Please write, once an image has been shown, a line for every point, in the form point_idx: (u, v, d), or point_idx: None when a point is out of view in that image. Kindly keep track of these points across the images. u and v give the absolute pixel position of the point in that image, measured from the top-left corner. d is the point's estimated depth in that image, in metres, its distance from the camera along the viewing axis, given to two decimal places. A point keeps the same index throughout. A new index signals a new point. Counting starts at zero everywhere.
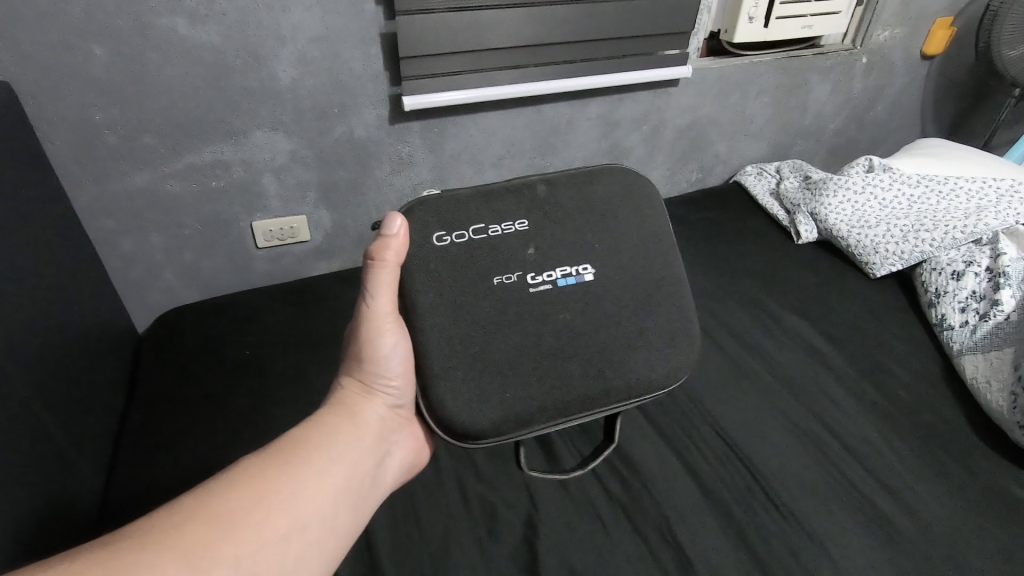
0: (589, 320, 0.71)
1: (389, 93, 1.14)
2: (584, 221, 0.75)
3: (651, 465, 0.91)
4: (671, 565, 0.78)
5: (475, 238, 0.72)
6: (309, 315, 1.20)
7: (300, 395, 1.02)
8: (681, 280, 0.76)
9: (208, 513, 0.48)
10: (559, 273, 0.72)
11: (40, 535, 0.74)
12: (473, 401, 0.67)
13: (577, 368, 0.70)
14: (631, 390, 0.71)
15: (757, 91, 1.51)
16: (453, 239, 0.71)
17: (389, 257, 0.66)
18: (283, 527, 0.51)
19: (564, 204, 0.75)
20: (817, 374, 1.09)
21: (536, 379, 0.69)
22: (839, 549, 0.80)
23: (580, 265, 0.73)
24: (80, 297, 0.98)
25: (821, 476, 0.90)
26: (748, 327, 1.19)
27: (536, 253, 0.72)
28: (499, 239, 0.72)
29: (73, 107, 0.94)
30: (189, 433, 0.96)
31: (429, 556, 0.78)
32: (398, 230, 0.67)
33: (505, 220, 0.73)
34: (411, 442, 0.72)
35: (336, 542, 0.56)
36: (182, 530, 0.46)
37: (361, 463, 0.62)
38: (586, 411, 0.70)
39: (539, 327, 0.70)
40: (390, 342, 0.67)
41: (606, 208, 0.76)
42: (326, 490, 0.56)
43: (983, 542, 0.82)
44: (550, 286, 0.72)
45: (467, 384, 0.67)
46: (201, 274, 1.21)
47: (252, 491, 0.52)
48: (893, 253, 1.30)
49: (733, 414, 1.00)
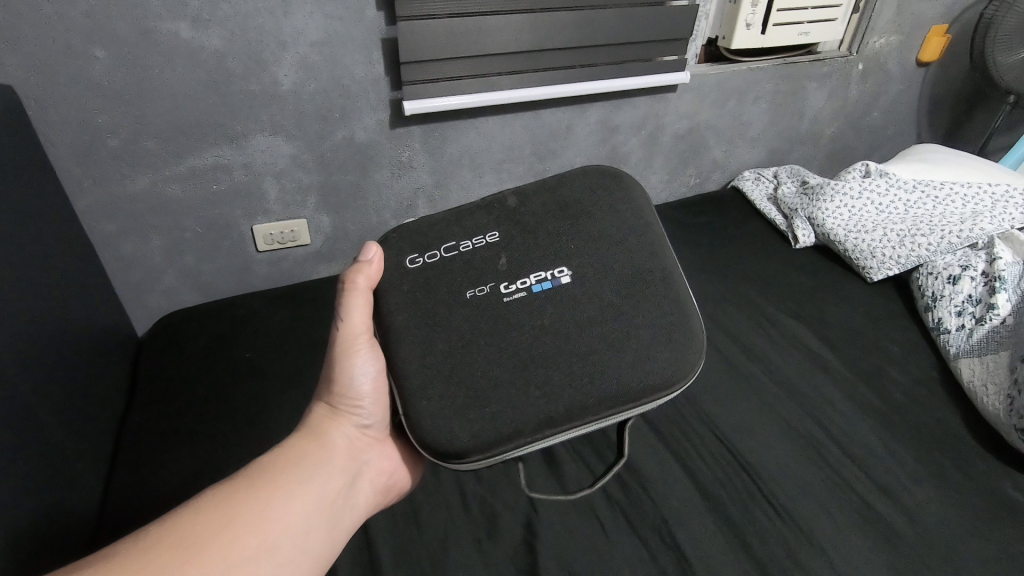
0: (574, 323, 0.69)
1: (390, 97, 1.15)
2: (562, 223, 0.75)
3: (649, 467, 0.92)
4: (670, 566, 0.78)
5: (446, 256, 0.73)
6: (309, 318, 1.21)
7: (298, 398, 1.03)
8: (672, 272, 0.73)
9: (177, 537, 0.49)
10: (533, 279, 0.72)
11: (36, 537, 0.74)
12: (450, 419, 0.66)
13: (566, 374, 0.67)
14: (631, 389, 0.67)
15: (754, 97, 1.52)
16: (425, 260, 0.73)
17: (361, 281, 0.70)
18: (252, 546, 0.52)
19: (538, 211, 0.76)
20: (814, 377, 1.09)
21: (518, 391, 0.66)
22: (836, 551, 0.81)
23: (556, 269, 0.72)
24: (81, 300, 0.99)
25: (818, 478, 0.91)
26: (746, 331, 1.20)
27: (508, 263, 0.73)
28: (470, 254, 0.73)
29: (76, 112, 0.95)
30: (190, 435, 0.97)
31: (429, 558, 0.79)
32: (372, 254, 0.72)
33: (475, 235, 0.75)
34: (386, 461, 0.72)
35: (309, 562, 0.56)
36: (149, 555, 0.46)
37: (331, 483, 0.62)
38: (581, 420, 0.66)
39: (520, 334, 0.69)
40: (358, 363, 0.69)
41: (583, 210, 0.75)
42: (295, 510, 0.57)
43: (980, 544, 0.82)
44: (524, 293, 0.71)
45: (443, 401, 0.67)
46: (202, 277, 1.22)
47: (221, 512, 0.52)
48: (890, 257, 1.32)
49: (730, 416, 1.00)
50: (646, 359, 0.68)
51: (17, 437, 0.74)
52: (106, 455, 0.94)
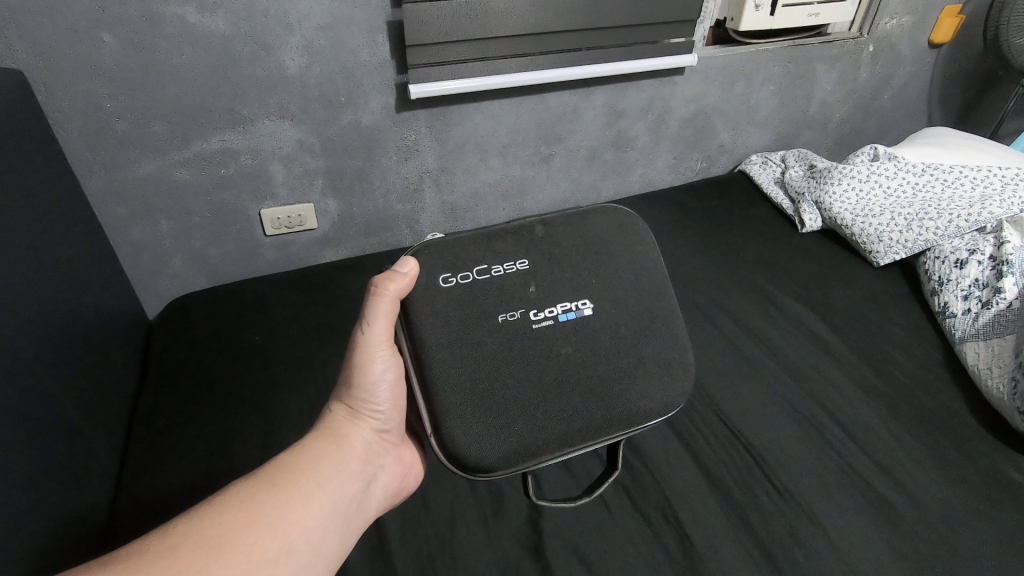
0: (589, 349, 0.71)
1: (396, 81, 1.14)
2: (581, 260, 0.75)
3: (653, 448, 0.93)
4: (674, 546, 0.80)
5: (479, 279, 0.71)
6: (318, 303, 1.22)
7: (308, 381, 1.05)
8: (674, 312, 0.76)
9: (202, 534, 0.50)
10: (559, 308, 0.72)
11: (52, 513, 0.76)
12: (484, 439, 0.66)
13: (581, 399, 0.69)
14: (634, 416, 0.71)
15: (762, 80, 1.51)
16: (458, 280, 0.71)
17: (390, 289, 0.67)
18: (270, 550, 0.53)
19: (563, 244, 0.75)
20: (819, 362, 1.09)
21: (545, 418, 0.68)
22: (838, 531, 0.82)
23: (580, 300, 0.73)
24: (93, 284, 1.00)
25: (820, 458, 0.92)
26: (751, 315, 1.20)
27: (536, 290, 0.72)
28: (501, 279, 0.72)
29: (85, 97, 0.96)
30: (199, 418, 0.98)
31: (437, 533, 0.81)
32: (409, 269, 0.68)
33: (506, 260, 0.73)
34: (398, 466, 0.73)
35: (323, 565, 0.57)
36: (175, 552, 0.48)
37: (346, 488, 0.63)
38: (591, 440, 0.70)
39: (542, 361, 0.70)
40: (381, 368, 0.69)
41: (601, 247, 0.76)
42: (313, 513, 0.58)
43: (979, 525, 0.83)
44: (551, 321, 0.72)
45: (478, 420, 0.67)
46: (210, 261, 1.23)
47: (241, 513, 0.53)
48: (898, 241, 1.31)
49: (735, 399, 1.01)
50: (647, 391, 0.72)
51: (32, 416, 0.76)
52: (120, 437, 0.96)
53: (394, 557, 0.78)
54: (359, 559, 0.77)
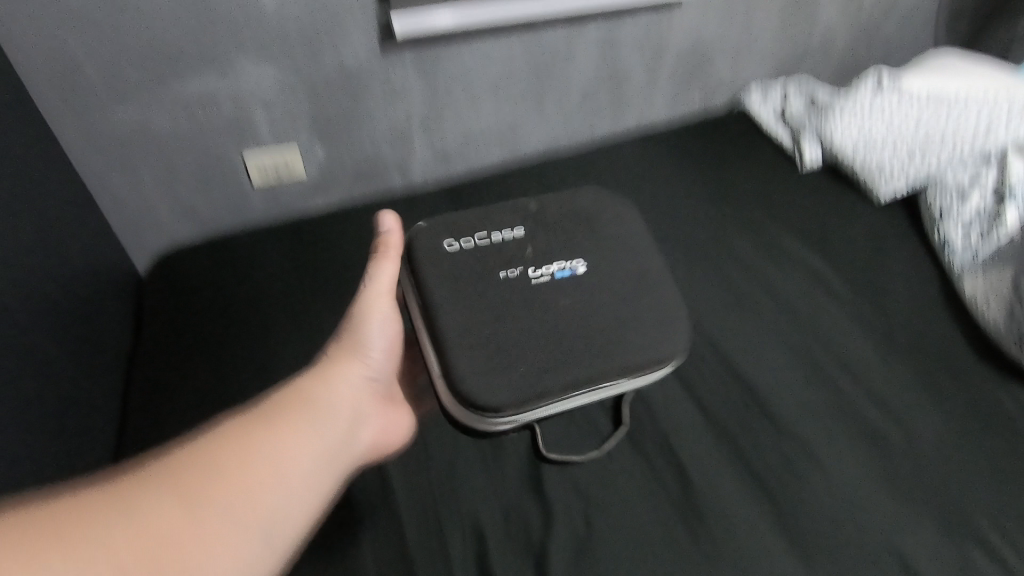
0: (587, 304, 0.76)
1: (380, 17, 1.09)
2: (573, 227, 0.83)
3: (651, 385, 0.93)
4: (670, 481, 0.81)
5: (479, 244, 0.79)
6: (309, 255, 1.18)
7: (299, 338, 1.04)
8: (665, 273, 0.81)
9: (202, 457, 0.54)
10: (555, 267, 0.78)
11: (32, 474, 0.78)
12: (490, 377, 0.69)
13: (581, 349, 0.72)
14: (634, 364, 0.73)
15: (766, 7, 1.44)
16: (460, 245, 0.78)
17: (389, 248, 0.74)
18: (262, 476, 0.56)
19: (553, 217, 0.84)
20: (817, 298, 1.09)
21: (547, 361, 0.71)
22: (832, 462, 0.83)
23: (574, 260, 0.79)
24: (77, 238, 0.98)
25: (817, 393, 0.92)
26: (750, 253, 1.19)
27: (534, 251, 0.79)
28: (499, 243, 0.79)
29: (50, 40, 0.91)
30: (191, 378, 0.99)
31: (439, 474, 0.82)
32: (392, 223, 0.75)
33: (503, 228, 0.81)
34: (388, 418, 0.75)
35: (313, 497, 0.59)
36: (178, 469, 0.52)
37: (338, 428, 0.65)
38: (594, 385, 0.71)
39: (541, 315, 0.74)
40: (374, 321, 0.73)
41: (590, 220, 0.84)
42: (304, 447, 0.60)
43: (969, 454, 0.85)
44: (548, 278, 0.77)
45: (483, 361, 0.70)
46: (197, 211, 1.20)
47: (240, 442, 0.57)
48: (899, 172, 1.29)
49: (732, 336, 1.01)
50: (645, 344, 0.74)
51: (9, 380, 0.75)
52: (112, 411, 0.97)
53: (397, 497, 0.80)
54: (363, 500, 0.79)
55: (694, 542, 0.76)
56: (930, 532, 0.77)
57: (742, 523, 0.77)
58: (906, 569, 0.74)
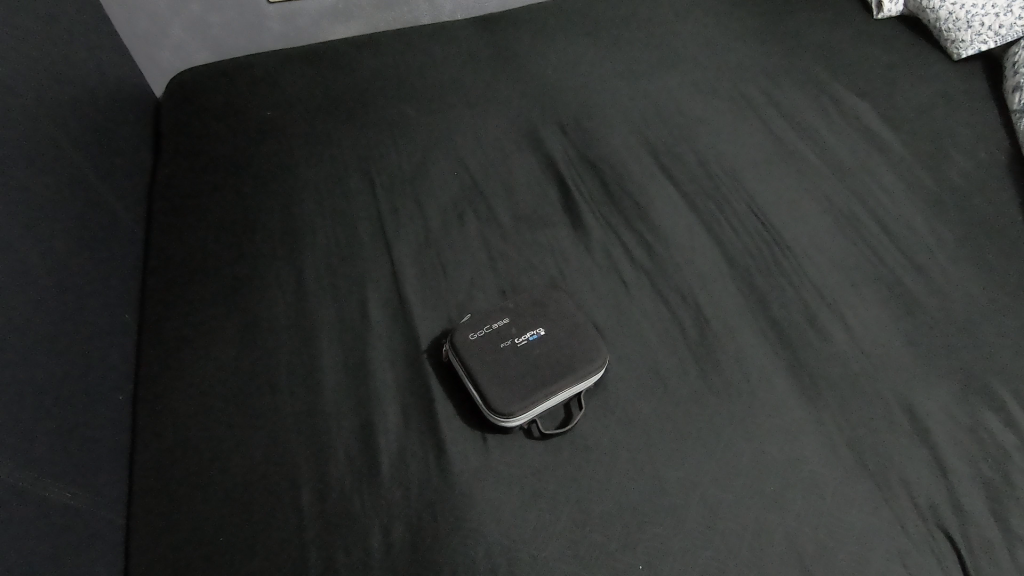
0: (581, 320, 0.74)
1: None
2: (547, 280, 0.81)
3: (678, 234, 0.88)
4: (690, 324, 0.79)
5: (498, 330, 0.72)
6: (332, 72, 1.06)
7: (326, 150, 0.93)
8: (643, 291, 0.82)
9: None
10: (524, 337, 0.72)
11: (77, 274, 0.74)
12: (514, 390, 0.67)
13: (568, 375, 0.69)
14: (598, 349, 0.72)
15: None
16: (482, 331, 0.72)
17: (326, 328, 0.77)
18: None
19: (531, 258, 0.83)
20: (870, 160, 1.00)
21: (542, 373, 0.69)
22: (856, 317, 0.80)
23: (539, 330, 0.72)
24: (90, 45, 0.94)
25: (851, 253, 0.88)
26: (801, 106, 1.09)
27: (537, 311, 0.74)
28: (510, 347, 0.71)
29: None
30: (217, 192, 0.89)
31: (456, 299, 0.79)
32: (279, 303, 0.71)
33: (517, 334, 0.72)
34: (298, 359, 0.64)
35: None
36: None
37: None
38: (585, 379, 0.70)
39: (533, 353, 0.71)
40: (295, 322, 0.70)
41: (561, 275, 0.82)
42: None
43: (1004, 320, 0.80)
44: (518, 343, 0.71)
45: (509, 380, 0.68)
46: (211, 29, 1.15)
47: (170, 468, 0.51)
48: (989, 27, 1.12)
49: (769, 191, 0.95)
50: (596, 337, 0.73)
51: (22, 137, 0.70)
52: (138, 219, 0.90)
53: (415, 314, 0.77)
54: (379, 314, 0.77)
55: (702, 380, 0.74)
56: (944, 388, 0.74)
57: (751, 366, 0.75)
58: (911, 418, 0.71)
